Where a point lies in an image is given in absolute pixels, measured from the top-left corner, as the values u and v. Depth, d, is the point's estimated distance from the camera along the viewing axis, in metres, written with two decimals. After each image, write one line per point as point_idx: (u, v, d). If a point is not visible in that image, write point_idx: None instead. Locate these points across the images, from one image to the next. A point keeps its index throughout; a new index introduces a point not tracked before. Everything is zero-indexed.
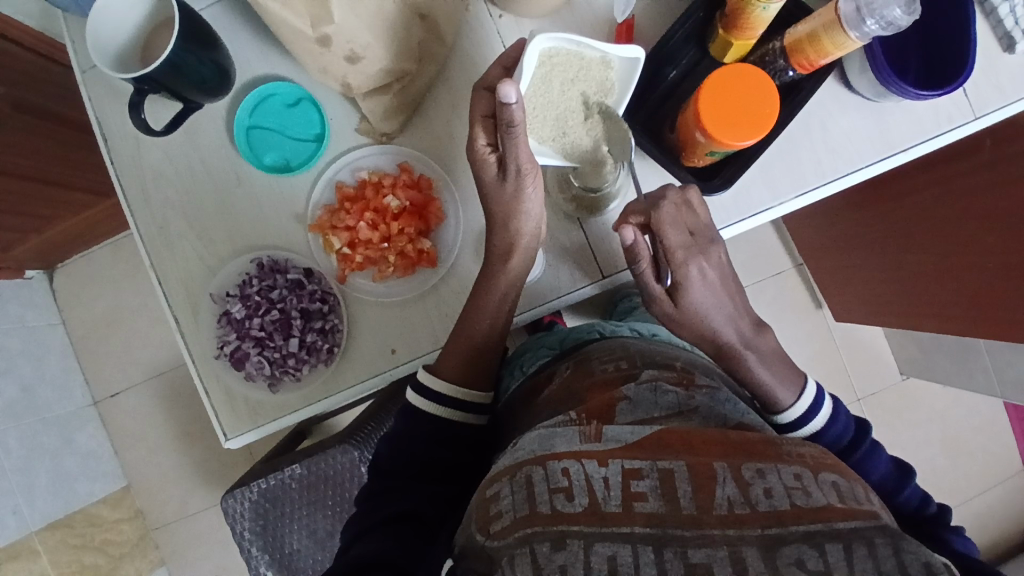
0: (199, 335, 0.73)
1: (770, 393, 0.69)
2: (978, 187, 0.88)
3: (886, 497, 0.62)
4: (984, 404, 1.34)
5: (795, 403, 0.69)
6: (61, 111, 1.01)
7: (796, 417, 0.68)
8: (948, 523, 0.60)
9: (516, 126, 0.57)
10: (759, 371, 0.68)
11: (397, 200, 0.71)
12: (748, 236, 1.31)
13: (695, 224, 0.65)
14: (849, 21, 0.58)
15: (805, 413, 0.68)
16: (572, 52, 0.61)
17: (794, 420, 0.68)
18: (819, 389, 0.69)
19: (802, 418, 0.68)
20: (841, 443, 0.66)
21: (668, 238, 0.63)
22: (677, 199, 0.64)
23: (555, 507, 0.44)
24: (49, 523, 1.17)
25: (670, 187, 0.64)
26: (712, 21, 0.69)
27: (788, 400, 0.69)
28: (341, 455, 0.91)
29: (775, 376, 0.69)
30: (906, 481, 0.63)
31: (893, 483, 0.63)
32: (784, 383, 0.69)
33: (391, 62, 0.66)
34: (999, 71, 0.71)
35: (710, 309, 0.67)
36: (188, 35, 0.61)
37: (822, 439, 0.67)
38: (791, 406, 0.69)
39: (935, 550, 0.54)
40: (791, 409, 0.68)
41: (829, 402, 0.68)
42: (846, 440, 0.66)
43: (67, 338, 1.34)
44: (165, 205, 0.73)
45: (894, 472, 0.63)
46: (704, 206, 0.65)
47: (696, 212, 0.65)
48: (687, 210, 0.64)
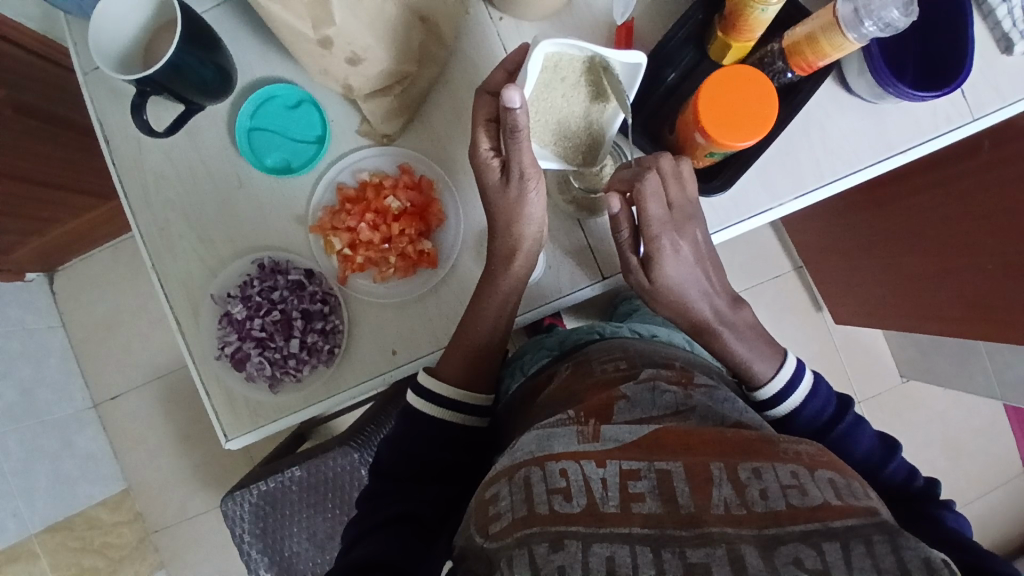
0: (200, 335, 0.73)
1: (747, 368, 0.68)
2: (976, 188, 0.89)
3: (873, 473, 0.63)
4: (984, 406, 1.34)
5: (776, 378, 0.67)
6: (62, 113, 1.01)
7: (775, 392, 0.67)
8: (935, 496, 0.61)
9: (521, 130, 0.57)
10: (735, 346, 0.68)
11: (398, 201, 0.71)
12: (747, 238, 1.31)
13: (680, 198, 0.64)
14: (848, 23, 0.58)
15: (787, 388, 0.67)
16: (571, 57, 0.60)
17: (776, 395, 0.67)
18: (798, 363, 0.68)
19: (783, 394, 0.67)
20: (821, 420, 0.66)
21: (649, 209, 0.62)
22: (666, 171, 0.64)
23: (553, 508, 0.45)
24: (48, 525, 1.17)
25: (662, 154, 0.64)
26: (711, 23, 0.70)
27: (767, 374, 0.68)
28: (341, 458, 0.91)
29: (753, 351, 0.68)
30: (892, 456, 0.63)
31: (878, 459, 0.63)
32: (762, 357, 0.68)
33: (392, 63, 0.66)
34: (996, 73, 0.71)
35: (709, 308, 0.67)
36: (190, 37, 0.61)
37: (801, 416, 0.66)
38: (769, 380, 0.68)
39: (927, 533, 0.55)
40: (769, 385, 0.67)
41: (808, 376, 0.67)
42: (828, 415, 0.66)
43: (67, 341, 1.34)
44: (166, 207, 0.74)
45: (878, 447, 0.64)
46: (692, 183, 0.65)
47: (683, 186, 0.65)
48: (674, 183, 0.64)
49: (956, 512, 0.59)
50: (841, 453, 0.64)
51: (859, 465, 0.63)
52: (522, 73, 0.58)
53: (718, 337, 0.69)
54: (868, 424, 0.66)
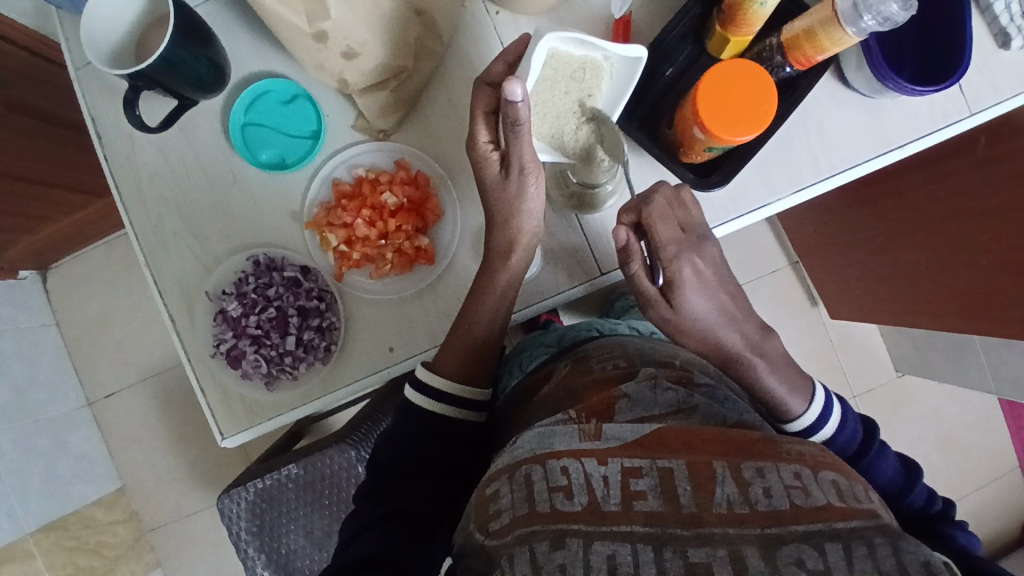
0: (195, 332, 0.73)
1: (781, 403, 0.68)
2: (973, 182, 0.89)
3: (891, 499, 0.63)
4: (978, 401, 1.35)
5: (805, 413, 0.67)
6: (55, 109, 1.00)
7: (804, 427, 0.67)
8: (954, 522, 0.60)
9: (521, 124, 0.57)
10: (768, 379, 0.67)
11: (394, 197, 0.71)
12: (743, 234, 1.31)
13: (688, 220, 0.65)
14: (846, 17, 0.57)
15: (816, 422, 0.67)
16: (580, 60, 0.62)
17: (805, 429, 0.67)
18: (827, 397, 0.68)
19: (813, 427, 0.67)
20: (849, 452, 0.66)
21: (660, 233, 0.63)
22: (669, 197, 0.64)
23: (553, 506, 0.44)
24: (43, 525, 1.17)
25: (660, 184, 0.64)
26: (709, 17, 0.69)
27: (799, 409, 0.68)
28: (337, 455, 0.90)
29: (787, 387, 0.68)
30: (913, 482, 0.63)
31: (900, 485, 0.63)
32: (794, 393, 0.68)
33: (388, 58, 0.66)
34: (994, 69, 0.71)
35: (710, 307, 0.66)
36: (182, 31, 0.60)
37: (830, 448, 0.67)
38: (801, 415, 0.68)
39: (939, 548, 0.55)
40: (802, 418, 0.67)
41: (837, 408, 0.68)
42: (855, 446, 0.66)
43: (60, 339, 1.33)
44: (159, 203, 0.73)
45: (902, 473, 0.64)
46: (694, 206, 0.66)
47: (687, 209, 0.65)
48: (680, 207, 0.65)
49: (968, 533, 0.60)
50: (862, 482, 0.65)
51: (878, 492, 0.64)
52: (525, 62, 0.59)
53: (756, 364, 0.67)
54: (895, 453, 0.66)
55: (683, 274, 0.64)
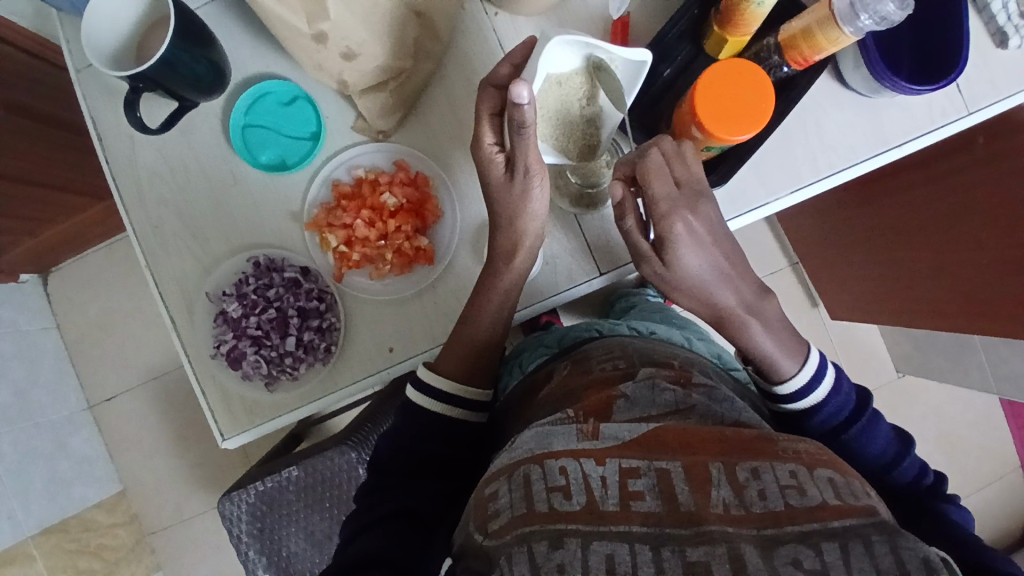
0: (195, 334, 0.73)
1: (772, 363, 0.66)
2: (972, 180, 0.89)
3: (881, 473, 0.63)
4: (979, 400, 1.35)
5: (798, 375, 0.66)
6: (56, 112, 1.00)
7: (796, 390, 0.66)
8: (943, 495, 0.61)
9: (527, 126, 0.57)
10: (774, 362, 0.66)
11: (393, 197, 0.71)
12: (743, 234, 1.31)
13: (686, 175, 0.62)
14: (843, 17, 0.58)
15: (808, 386, 0.66)
16: (578, 75, 0.63)
17: (796, 393, 0.66)
18: (821, 360, 0.67)
19: (803, 392, 0.66)
20: (838, 420, 0.65)
21: (653, 187, 0.60)
22: (667, 150, 0.62)
23: (552, 506, 0.44)
24: (43, 528, 1.17)
25: (661, 137, 0.63)
26: (706, 17, 0.69)
27: (791, 370, 0.66)
28: (338, 457, 0.91)
29: (780, 346, 0.66)
30: (904, 452, 0.64)
31: (891, 455, 0.63)
32: (787, 354, 0.66)
33: (387, 58, 0.66)
34: (991, 68, 0.71)
35: (714, 283, 0.63)
36: (181, 33, 0.60)
37: (820, 414, 0.66)
38: (792, 378, 0.66)
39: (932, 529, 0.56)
40: (794, 381, 0.66)
41: (831, 373, 0.66)
42: (846, 414, 0.65)
43: (61, 342, 1.33)
44: (159, 205, 0.73)
45: (893, 442, 0.64)
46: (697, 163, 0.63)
47: (688, 166, 0.62)
48: (678, 162, 0.62)
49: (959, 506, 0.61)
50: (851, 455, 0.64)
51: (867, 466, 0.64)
52: (531, 65, 0.60)
53: (739, 334, 0.66)
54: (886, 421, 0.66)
55: (676, 230, 0.60)
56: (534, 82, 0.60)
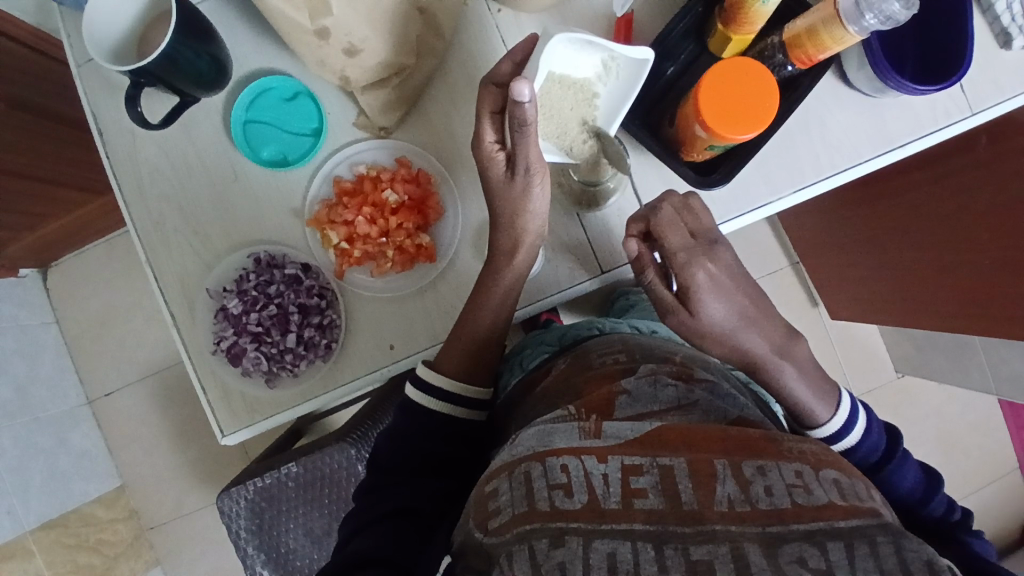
0: (195, 330, 0.73)
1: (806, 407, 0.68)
2: (974, 181, 0.89)
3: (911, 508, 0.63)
4: (978, 401, 1.34)
5: (832, 418, 0.68)
6: (56, 107, 1.00)
7: (831, 432, 0.68)
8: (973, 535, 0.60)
9: (527, 123, 0.57)
10: (778, 363, 0.65)
11: (395, 194, 0.71)
12: (745, 233, 1.31)
13: (698, 226, 0.65)
14: (848, 15, 0.58)
15: (842, 427, 0.68)
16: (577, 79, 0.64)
17: (832, 434, 0.68)
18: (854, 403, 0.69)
19: (841, 432, 0.67)
20: (872, 459, 0.66)
21: (669, 240, 0.63)
22: (677, 204, 0.65)
23: (554, 503, 0.44)
24: (43, 523, 1.17)
25: (671, 193, 0.65)
26: (711, 15, 0.69)
27: (825, 415, 0.68)
28: (337, 454, 0.90)
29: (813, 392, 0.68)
30: (934, 494, 0.63)
31: (920, 495, 0.63)
32: (820, 398, 0.68)
33: (389, 55, 0.66)
34: (995, 68, 0.71)
35: (736, 325, 0.65)
36: (183, 28, 0.60)
37: (855, 454, 0.67)
38: (827, 420, 0.68)
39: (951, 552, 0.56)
40: (829, 423, 0.68)
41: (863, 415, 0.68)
42: (880, 454, 0.66)
43: (61, 337, 1.33)
44: (160, 201, 0.73)
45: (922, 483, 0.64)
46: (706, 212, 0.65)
47: (699, 217, 0.65)
48: (688, 214, 0.64)
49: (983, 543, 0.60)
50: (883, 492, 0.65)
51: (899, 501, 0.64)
52: (532, 64, 0.60)
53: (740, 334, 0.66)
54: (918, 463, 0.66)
55: (684, 263, 0.63)
56: (535, 79, 0.60)
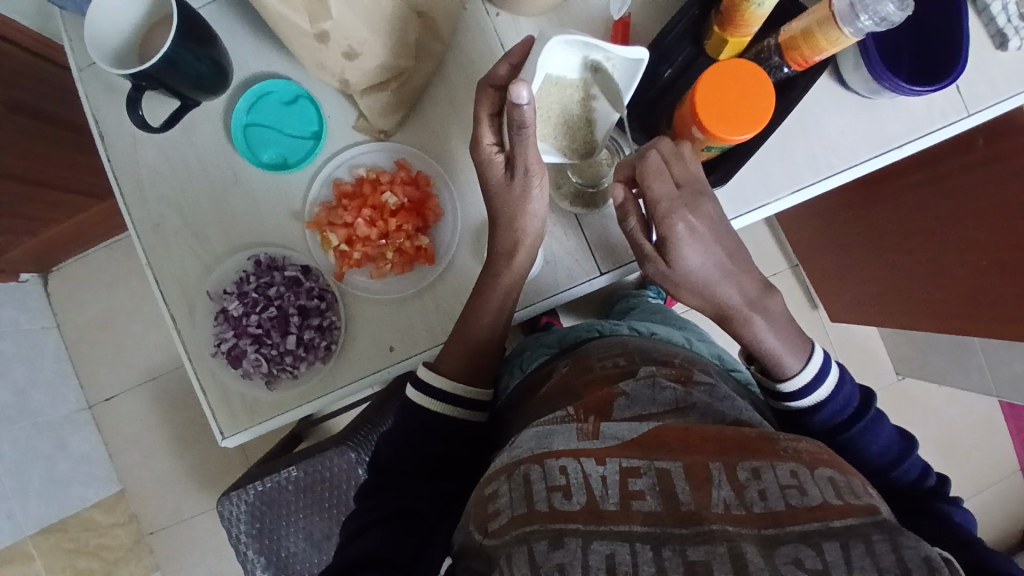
0: (196, 332, 0.73)
1: (776, 360, 0.65)
2: (972, 182, 0.89)
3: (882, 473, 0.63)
4: (979, 403, 1.34)
5: (802, 372, 0.65)
6: (58, 112, 1.01)
7: (800, 387, 0.65)
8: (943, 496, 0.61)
9: (525, 126, 0.57)
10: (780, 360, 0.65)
11: (394, 197, 0.71)
12: (744, 236, 1.31)
13: (685, 176, 0.62)
14: (843, 18, 0.58)
15: (812, 383, 0.65)
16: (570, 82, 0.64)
17: (799, 390, 0.65)
18: (824, 357, 0.66)
19: (807, 388, 0.65)
20: (840, 419, 0.64)
21: (654, 189, 0.60)
22: (666, 151, 0.62)
23: (553, 505, 0.44)
24: (42, 527, 1.17)
25: (660, 139, 0.63)
26: (707, 18, 0.70)
27: (795, 368, 0.65)
28: (337, 457, 0.90)
29: (786, 344, 0.65)
30: (906, 453, 0.63)
31: (893, 456, 0.63)
32: (792, 350, 0.65)
33: (388, 58, 0.66)
34: (991, 69, 0.71)
35: (718, 278, 0.63)
36: (184, 31, 0.61)
37: (822, 412, 0.65)
38: (796, 374, 0.65)
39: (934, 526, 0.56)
40: (797, 377, 0.65)
41: (835, 370, 0.66)
42: (850, 411, 0.65)
43: (61, 342, 1.33)
44: (160, 204, 0.73)
45: (896, 444, 0.64)
46: (694, 162, 0.63)
47: (687, 165, 0.63)
48: (677, 162, 0.62)
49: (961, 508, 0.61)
50: (853, 455, 0.64)
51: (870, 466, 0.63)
52: (530, 66, 0.60)
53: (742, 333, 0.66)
54: (887, 419, 0.66)
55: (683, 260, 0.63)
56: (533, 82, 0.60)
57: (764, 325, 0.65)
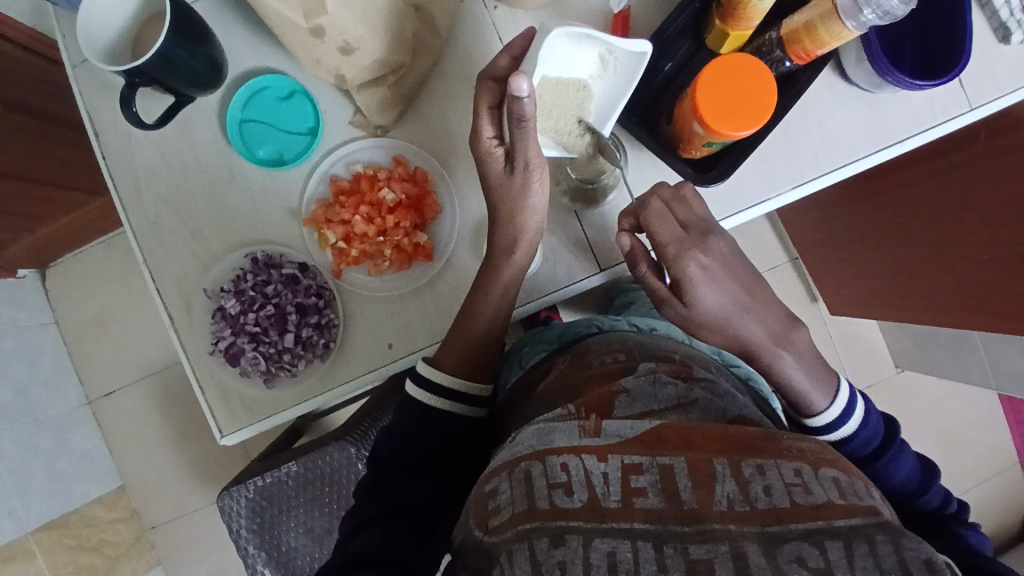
0: (194, 330, 0.73)
1: (802, 396, 0.66)
2: (974, 176, 0.89)
3: (906, 501, 0.63)
4: (978, 396, 1.34)
5: (829, 407, 0.66)
6: (53, 108, 1.00)
7: (827, 421, 0.66)
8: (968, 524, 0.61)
9: (525, 120, 0.57)
10: (781, 357, 0.65)
11: (392, 193, 0.70)
12: (744, 230, 1.30)
13: (690, 217, 0.64)
14: (846, 11, 0.57)
15: (839, 416, 0.66)
16: (573, 80, 0.64)
17: (827, 423, 0.66)
18: (850, 390, 0.67)
19: (836, 423, 0.65)
20: (867, 451, 0.65)
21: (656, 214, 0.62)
22: (667, 196, 0.64)
23: (554, 503, 0.44)
24: (44, 524, 1.17)
25: (659, 184, 0.65)
26: (708, 11, 0.69)
27: (821, 404, 0.66)
28: (337, 453, 0.90)
29: (810, 378, 0.66)
30: (930, 482, 0.63)
31: (918, 485, 0.63)
32: (817, 386, 0.66)
33: (386, 53, 0.65)
34: (994, 62, 0.71)
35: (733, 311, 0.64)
36: (178, 27, 0.60)
37: (849, 444, 0.65)
38: (823, 409, 0.66)
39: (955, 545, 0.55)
40: (823, 413, 0.66)
41: (860, 403, 0.66)
42: (876, 444, 0.65)
43: (60, 338, 1.33)
44: (157, 201, 0.73)
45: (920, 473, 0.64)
46: (697, 200, 0.65)
47: (690, 206, 0.64)
48: (679, 204, 0.64)
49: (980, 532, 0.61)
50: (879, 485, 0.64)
51: (894, 494, 0.63)
52: (531, 57, 0.59)
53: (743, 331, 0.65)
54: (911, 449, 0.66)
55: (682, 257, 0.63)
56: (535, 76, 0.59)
57: (767, 328, 0.65)
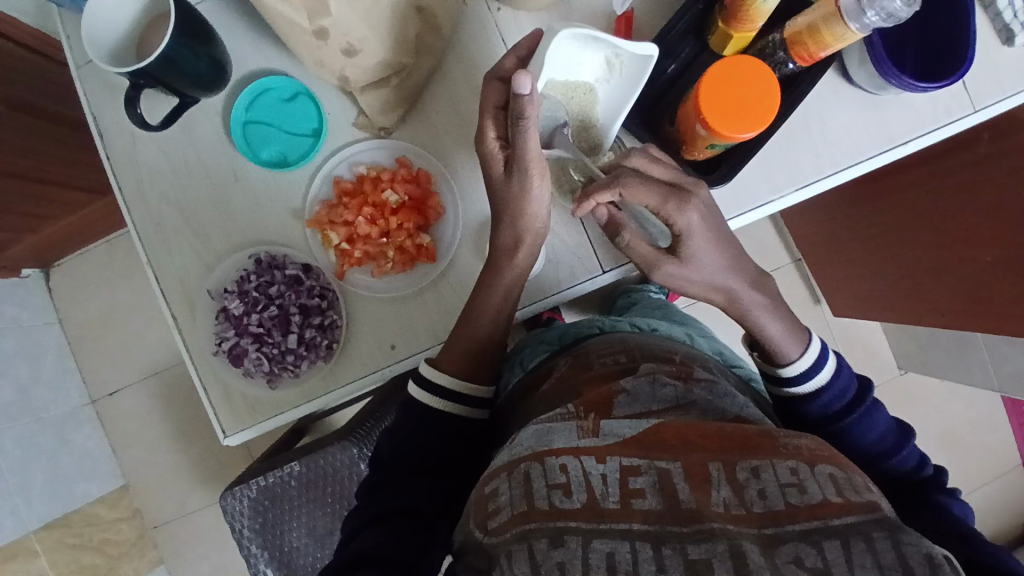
0: (197, 330, 0.73)
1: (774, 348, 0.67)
2: (976, 177, 0.88)
3: (878, 462, 0.62)
4: (982, 398, 1.34)
5: (799, 358, 0.66)
6: (57, 109, 1.00)
7: (798, 372, 0.66)
8: (942, 485, 0.61)
9: (527, 122, 0.57)
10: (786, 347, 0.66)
11: (395, 194, 0.71)
12: (747, 231, 1.30)
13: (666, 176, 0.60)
14: (849, 13, 0.57)
15: (809, 369, 0.66)
16: (578, 83, 0.65)
17: (797, 375, 0.66)
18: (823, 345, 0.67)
19: (805, 374, 0.66)
20: (837, 405, 0.64)
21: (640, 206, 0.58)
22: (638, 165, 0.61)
23: (553, 503, 0.44)
24: (46, 523, 1.17)
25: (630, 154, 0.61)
26: (711, 13, 0.69)
27: (792, 354, 0.67)
28: (339, 453, 0.91)
29: (784, 330, 0.67)
30: (905, 442, 0.63)
31: (891, 445, 0.62)
32: (790, 336, 0.67)
33: (389, 55, 0.65)
34: (997, 64, 0.70)
35: None
36: (182, 28, 0.60)
37: (820, 398, 0.65)
38: (795, 360, 0.66)
39: (933, 516, 0.55)
40: (794, 363, 0.66)
41: (832, 359, 0.66)
42: (847, 399, 0.65)
43: (63, 338, 1.33)
44: (160, 202, 0.73)
45: (894, 432, 0.63)
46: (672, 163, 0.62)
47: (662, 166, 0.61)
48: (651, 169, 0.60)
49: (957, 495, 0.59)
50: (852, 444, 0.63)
51: (866, 454, 0.63)
52: (539, 57, 0.59)
53: None
54: (886, 409, 0.65)
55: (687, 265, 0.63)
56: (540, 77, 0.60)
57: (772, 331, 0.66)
